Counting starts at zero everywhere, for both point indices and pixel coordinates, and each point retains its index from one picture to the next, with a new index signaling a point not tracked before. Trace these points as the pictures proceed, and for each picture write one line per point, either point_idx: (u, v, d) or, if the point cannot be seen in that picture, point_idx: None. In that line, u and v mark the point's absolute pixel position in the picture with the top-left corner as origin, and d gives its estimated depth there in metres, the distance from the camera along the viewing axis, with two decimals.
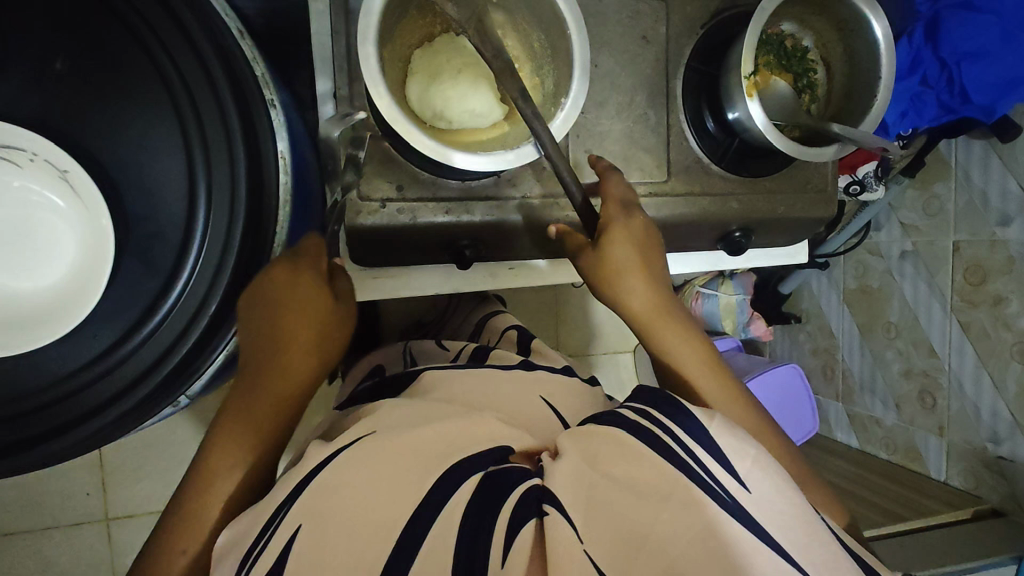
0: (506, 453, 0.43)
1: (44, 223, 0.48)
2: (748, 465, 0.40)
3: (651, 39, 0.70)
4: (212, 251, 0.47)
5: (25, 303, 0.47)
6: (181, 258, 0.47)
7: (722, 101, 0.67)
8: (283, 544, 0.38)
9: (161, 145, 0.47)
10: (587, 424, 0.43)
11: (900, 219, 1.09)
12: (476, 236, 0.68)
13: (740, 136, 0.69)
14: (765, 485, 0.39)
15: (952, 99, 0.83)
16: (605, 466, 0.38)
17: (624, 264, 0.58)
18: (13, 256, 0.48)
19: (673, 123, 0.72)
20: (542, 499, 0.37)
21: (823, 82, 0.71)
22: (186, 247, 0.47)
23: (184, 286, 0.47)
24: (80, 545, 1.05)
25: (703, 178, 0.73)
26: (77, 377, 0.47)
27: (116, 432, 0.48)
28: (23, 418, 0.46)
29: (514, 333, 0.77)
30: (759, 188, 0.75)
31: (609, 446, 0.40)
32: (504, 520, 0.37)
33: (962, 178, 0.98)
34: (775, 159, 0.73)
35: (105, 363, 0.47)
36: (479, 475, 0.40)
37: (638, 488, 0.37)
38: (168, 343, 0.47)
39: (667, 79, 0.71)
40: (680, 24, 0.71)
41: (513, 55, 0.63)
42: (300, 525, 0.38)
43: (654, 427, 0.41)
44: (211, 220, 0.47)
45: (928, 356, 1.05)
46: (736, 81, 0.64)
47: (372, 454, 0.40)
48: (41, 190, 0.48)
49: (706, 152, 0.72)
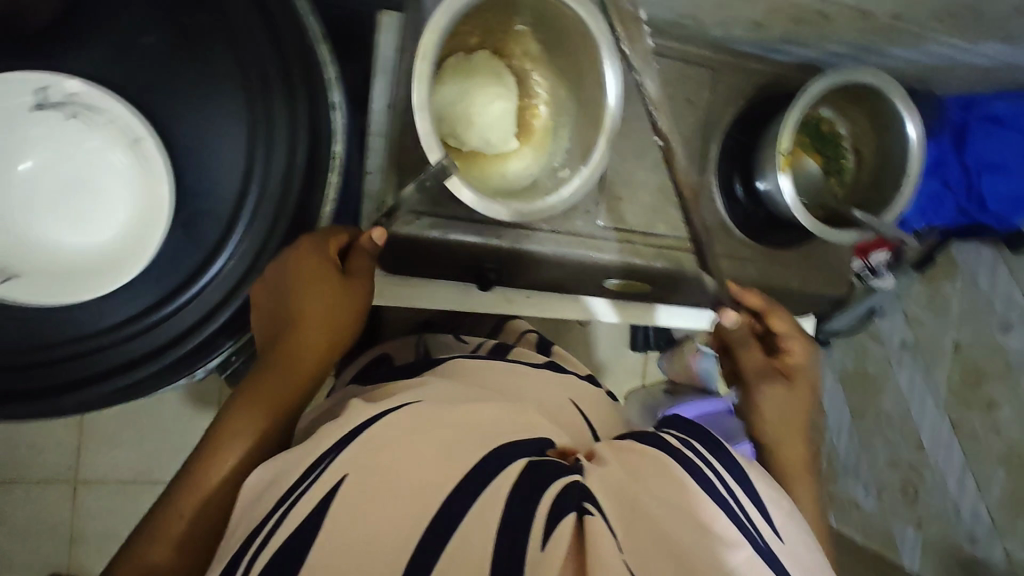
0: (546, 445, 0.46)
1: (103, 182, 0.51)
2: (782, 516, 0.45)
3: (695, 102, 0.74)
4: (259, 233, 0.50)
5: (77, 257, 0.50)
6: (229, 234, 0.50)
7: (754, 171, 0.71)
8: (306, 514, 0.39)
9: (224, 126, 0.50)
10: (624, 442, 0.47)
11: (903, 309, 1.10)
12: (502, 260, 0.70)
13: (767, 208, 0.72)
14: (794, 538, 0.44)
15: (970, 204, 0.86)
16: (645, 481, 0.42)
17: (783, 404, 0.64)
18: (71, 211, 0.51)
19: (704, 185, 0.75)
20: (582, 497, 0.39)
21: (852, 168, 0.75)
22: (235, 224, 0.50)
23: (228, 259, 0.50)
24: (46, 501, 1.03)
25: (726, 241, 0.75)
26: (116, 333, 0.50)
27: (132, 394, 0.50)
28: (57, 364, 0.49)
29: (534, 337, 0.84)
30: (778, 260, 0.77)
31: (650, 467, 0.43)
32: (543, 513, 0.38)
33: (969, 281, 1.02)
34: (796, 233, 0.76)
35: (146, 321, 0.50)
36: (522, 462, 0.42)
37: (682, 511, 0.40)
38: (208, 310, 0.51)
39: (703, 143, 0.75)
40: (724, 94, 0.74)
41: (536, 89, 0.67)
42: (346, 474, 0.40)
43: (694, 456, 0.45)
44: (262, 204, 0.50)
45: (915, 447, 1.06)
46: (770, 156, 0.68)
47: (385, 448, 0.41)
48: (109, 151, 0.50)
49: (733, 217, 0.75)
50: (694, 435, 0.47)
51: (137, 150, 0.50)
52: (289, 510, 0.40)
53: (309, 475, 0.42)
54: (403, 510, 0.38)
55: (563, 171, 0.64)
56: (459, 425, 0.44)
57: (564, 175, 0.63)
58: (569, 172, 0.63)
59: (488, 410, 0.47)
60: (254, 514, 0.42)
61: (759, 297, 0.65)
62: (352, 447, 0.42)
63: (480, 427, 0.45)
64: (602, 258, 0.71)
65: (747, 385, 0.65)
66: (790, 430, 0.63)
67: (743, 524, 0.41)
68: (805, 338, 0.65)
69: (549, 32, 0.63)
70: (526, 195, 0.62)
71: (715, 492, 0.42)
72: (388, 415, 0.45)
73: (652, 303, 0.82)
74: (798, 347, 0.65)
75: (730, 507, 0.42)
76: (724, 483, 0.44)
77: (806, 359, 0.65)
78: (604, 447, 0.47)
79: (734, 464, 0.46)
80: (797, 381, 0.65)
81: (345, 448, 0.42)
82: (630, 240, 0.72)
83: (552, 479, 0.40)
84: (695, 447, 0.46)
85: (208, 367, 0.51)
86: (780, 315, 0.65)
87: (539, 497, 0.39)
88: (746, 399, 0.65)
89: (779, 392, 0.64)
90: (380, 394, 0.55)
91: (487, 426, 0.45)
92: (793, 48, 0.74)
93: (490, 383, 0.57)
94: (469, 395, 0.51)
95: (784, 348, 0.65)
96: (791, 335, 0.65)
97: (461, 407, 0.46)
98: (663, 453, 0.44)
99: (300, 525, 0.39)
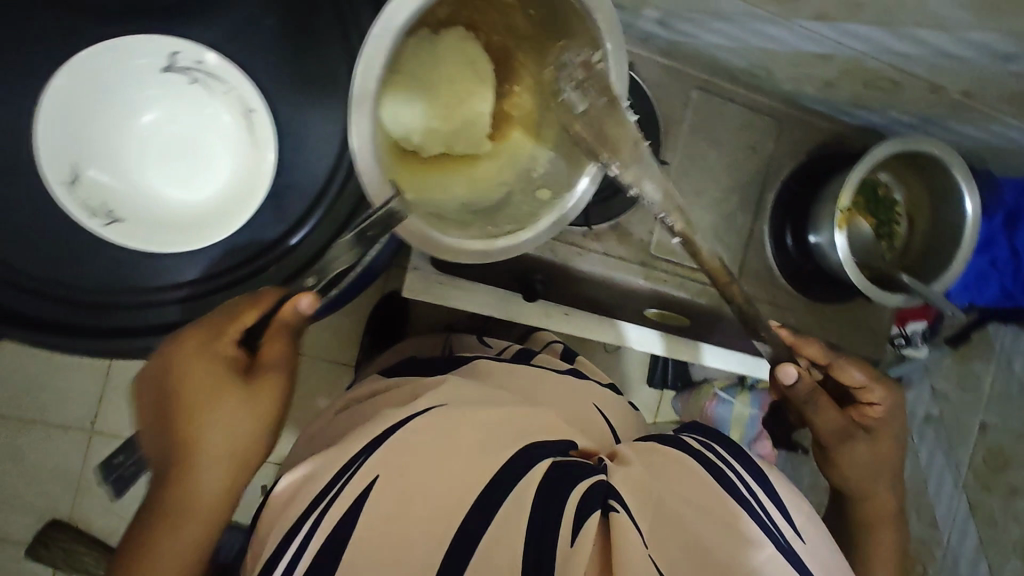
0: (569, 448, 0.54)
1: (213, 145, 0.59)
2: (801, 516, 0.51)
3: (758, 150, 0.75)
4: (339, 215, 0.57)
5: (191, 207, 0.59)
6: (313, 210, 0.58)
7: (807, 223, 0.73)
8: (353, 495, 0.46)
9: (326, 117, 0.58)
10: (649, 445, 0.54)
11: (931, 383, 1.08)
12: (551, 273, 0.73)
13: (816, 260, 0.74)
14: (813, 536, 0.49)
15: (1015, 286, 0.88)
16: (665, 481, 0.49)
17: (867, 454, 0.62)
18: (184, 168, 0.59)
19: (757, 231, 0.76)
20: (605, 496, 0.46)
21: (903, 235, 0.76)
22: (320, 202, 0.58)
23: (309, 233, 0.57)
24: (63, 445, 1.06)
25: (770, 288, 0.77)
26: (202, 285, 0.57)
27: None
28: (143, 306, 0.55)
29: (558, 346, 0.86)
30: (815, 314, 0.78)
31: (672, 468, 0.50)
32: (569, 512, 0.45)
33: (1003, 363, 1.02)
34: (838, 290, 0.77)
35: (230, 278, 0.57)
36: (547, 461, 0.49)
37: (700, 508, 0.46)
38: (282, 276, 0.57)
39: (762, 190, 0.76)
40: (786, 147, 0.77)
41: (522, 73, 0.55)
42: (377, 475, 0.47)
43: (715, 458, 0.52)
44: (347, 188, 0.57)
45: (927, 524, 1.06)
46: (827, 210, 0.69)
47: (425, 441, 0.50)
48: (223, 117, 0.58)
49: (779, 266, 0.76)
50: (715, 441, 0.55)
51: (248, 119, 0.58)
52: (317, 520, 0.47)
53: (342, 480, 0.49)
54: (445, 495, 0.45)
55: (542, 192, 0.53)
56: (479, 433, 0.51)
57: (546, 199, 0.53)
58: (549, 194, 0.53)
59: (510, 414, 0.55)
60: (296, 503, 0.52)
61: (819, 349, 0.62)
62: (379, 452, 0.49)
63: (502, 436, 0.52)
64: (648, 286, 0.73)
65: (826, 439, 0.63)
66: (871, 477, 0.63)
67: (766, 520, 0.48)
68: (886, 386, 0.63)
69: (552, 15, 0.49)
70: (492, 214, 0.52)
71: (737, 489, 0.49)
72: (415, 420, 0.52)
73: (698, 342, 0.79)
74: (879, 396, 0.63)
75: (753, 504, 0.48)
76: (745, 482, 0.50)
77: (890, 408, 0.63)
78: (628, 449, 0.54)
79: (757, 469, 0.53)
80: (882, 433, 0.63)
81: (372, 453, 0.49)
82: (653, 268, 0.73)
83: (579, 478, 0.48)
84: (715, 450, 0.53)
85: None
86: (845, 368, 0.63)
87: (563, 498, 0.45)
88: (822, 449, 0.64)
89: (861, 447, 0.62)
90: (405, 396, 0.63)
91: (503, 435, 0.52)
92: (858, 111, 0.76)
93: (512, 383, 0.65)
94: (487, 397, 0.58)
95: (862, 399, 0.63)
96: (860, 387, 0.63)
97: (484, 412, 0.54)
98: (685, 455, 0.52)
99: (341, 510, 0.46)
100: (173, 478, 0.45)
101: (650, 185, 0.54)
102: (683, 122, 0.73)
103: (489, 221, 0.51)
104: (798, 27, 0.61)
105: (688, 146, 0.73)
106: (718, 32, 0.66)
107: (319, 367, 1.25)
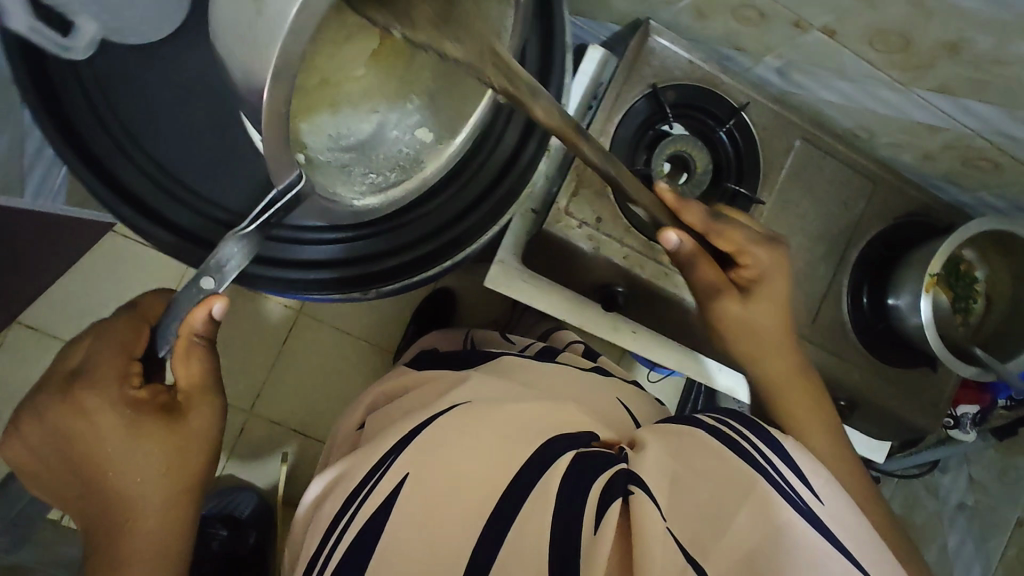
0: (593, 439, 0.55)
1: None
2: (821, 482, 0.50)
3: (849, 208, 0.77)
4: (471, 195, 0.62)
5: None
6: (447, 186, 0.62)
7: (888, 285, 0.75)
8: (395, 483, 0.52)
9: None
10: (667, 430, 0.54)
11: (969, 472, 1.10)
12: (633, 288, 0.75)
13: (891, 322, 0.76)
14: (834, 499, 0.49)
15: None
16: (684, 461, 0.49)
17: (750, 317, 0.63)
18: None
19: (836, 285, 0.78)
20: (628, 481, 0.46)
21: (978, 312, 0.77)
22: (457, 176, 0.62)
23: (440, 205, 0.62)
24: None
25: (840, 341, 0.78)
26: (346, 230, 0.60)
27: (327, 286, 0.60)
28: (290, 241, 0.60)
29: (580, 347, 0.88)
30: (879, 375, 0.78)
31: (688, 444, 0.51)
32: (593, 503, 0.45)
33: None
34: (904, 355, 0.79)
35: (374, 228, 0.61)
36: (572, 452, 0.51)
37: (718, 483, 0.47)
38: (422, 233, 0.61)
39: (847, 246, 0.77)
40: (878, 210, 0.78)
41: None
42: (407, 474, 0.52)
43: (728, 432, 0.52)
44: (482, 172, 0.62)
45: None
46: (916, 275, 0.72)
47: (457, 438, 0.54)
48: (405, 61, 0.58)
49: (853, 322, 0.78)
50: (734, 420, 0.55)
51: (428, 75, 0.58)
52: (357, 511, 0.53)
53: (376, 475, 0.54)
54: (483, 484, 0.50)
55: (423, 132, 0.53)
56: (500, 430, 0.55)
57: (428, 145, 0.53)
58: (430, 135, 0.53)
59: (531, 411, 0.58)
60: (325, 512, 0.57)
61: (701, 213, 0.60)
62: (406, 453, 0.54)
63: (520, 433, 0.55)
64: None
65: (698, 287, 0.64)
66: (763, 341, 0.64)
67: (785, 485, 0.48)
68: (762, 248, 0.63)
69: None
70: (368, 152, 0.51)
71: (755, 459, 0.49)
72: (439, 419, 0.57)
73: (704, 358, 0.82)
74: (754, 259, 0.63)
75: (770, 470, 0.48)
76: (762, 452, 0.50)
77: (769, 266, 0.63)
78: (647, 434, 0.54)
79: (775, 439, 0.52)
80: (758, 294, 0.63)
81: (401, 453, 0.54)
82: None
83: (602, 468, 0.49)
84: (731, 425, 0.54)
85: (386, 290, 0.61)
86: (731, 233, 0.62)
87: (587, 491, 0.46)
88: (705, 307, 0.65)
89: (733, 308, 0.63)
90: (430, 395, 0.67)
91: (526, 432, 0.55)
92: (948, 186, 0.79)
93: (536, 379, 0.67)
94: (512, 392, 0.62)
95: (739, 261, 0.63)
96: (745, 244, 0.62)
97: (502, 412, 0.57)
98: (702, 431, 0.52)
99: (382, 500, 0.52)
100: (118, 508, 0.50)
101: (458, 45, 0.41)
102: (783, 169, 0.75)
103: (360, 157, 0.51)
104: (915, 97, 0.65)
105: (783, 191, 0.75)
106: (833, 89, 0.70)
107: (358, 347, 1.25)
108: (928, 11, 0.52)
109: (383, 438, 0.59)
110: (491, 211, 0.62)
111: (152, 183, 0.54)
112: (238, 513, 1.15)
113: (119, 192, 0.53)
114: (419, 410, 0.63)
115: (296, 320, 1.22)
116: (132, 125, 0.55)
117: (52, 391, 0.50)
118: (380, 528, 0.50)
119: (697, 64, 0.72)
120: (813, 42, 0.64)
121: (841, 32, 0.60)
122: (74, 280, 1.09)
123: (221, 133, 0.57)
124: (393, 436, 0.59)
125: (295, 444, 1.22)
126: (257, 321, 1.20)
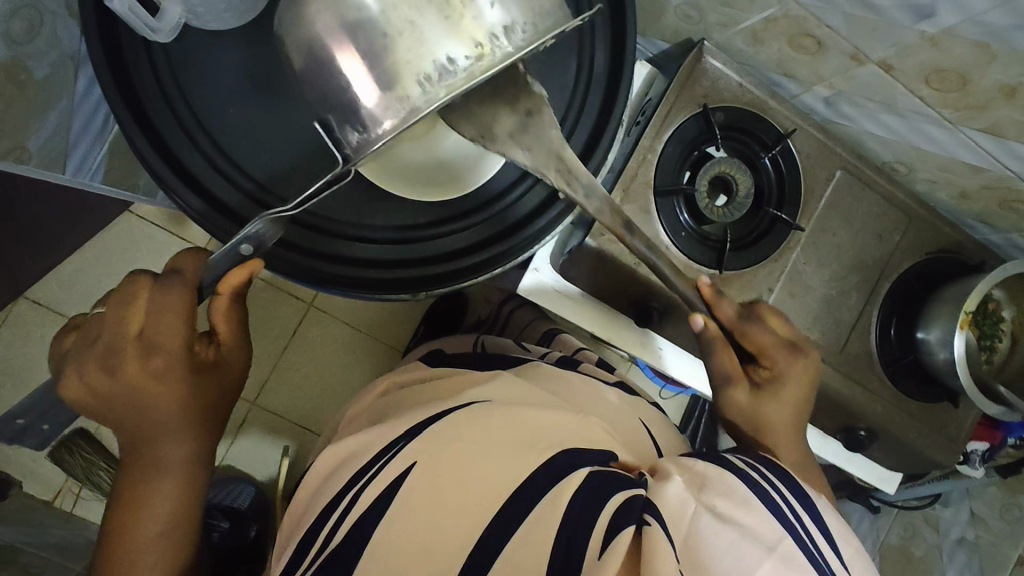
0: (609, 458, 0.52)
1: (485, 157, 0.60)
2: (852, 552, 0.48)
3: (884, 239, 0.78)
4: (529, 200, 0.61)
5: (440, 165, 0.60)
6: (506, 191, 0.61)
7: (919, 319, 0.76)
8: (398, 475, 0.51)
9: None
10: (689, 463, 0.51)
11: (970, 506, 1.11)
12: (669, 306, 0.74)
13: (918, 355, 0.76)
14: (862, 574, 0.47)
15: None
16: (709, 497, 0.47)
17: (774, 420, 0.63)
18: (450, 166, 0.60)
19: (866, 314, 0.78)
20: (644, 511, 0.43)
21: (1002, 351, 0.78)
22: (517, 181, 0.61)
23: (501, 208, 0.61)
24: None
25: (866, 371, 0.78)
26: (400, 233, 0.60)
27: (374, 289, 0.58)
28: (340, 240, 0.58)
29: (591, 356, 0.85)
30: (902, 408, 0.78)
31: (715, 480, 0.49)
32: (606, 522, 0.43)
33: None
34: (927, 389, 0.79)
35: (424, 233, 0.60)
36: (585, 469, 0.49)
37: (747, 531, 0.44)
38: (476, 240, 0.60)
39: (879, 277, 0.78)
40: (911, 244, 0.79)
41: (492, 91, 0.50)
42: (414, 465, 0.51)
43: (757, 477, 0.50)
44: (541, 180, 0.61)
45: None
46: (950, 310, 0.72)
47: (469, 439, 0.53)
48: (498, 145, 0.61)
49: (881, 353, 0.78)
50: (762, 464, 0.54)
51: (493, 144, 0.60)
52: (359, 492, 0.52)
53: (380, 462, 0.54)
54: (492, 490, 0.49)
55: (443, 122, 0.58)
56: (512, 433, 0.53)
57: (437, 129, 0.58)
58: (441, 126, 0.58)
59: (551, 419, 0.56)
60: (315, 504, 0.57)
61: (733, 309, 0.60)
62: (415, 442, 0.53)
63: (529, 441, 0.53)
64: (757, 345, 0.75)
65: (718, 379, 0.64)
66: (780, 431, 0.64)
67: (813, 549, 0.46)
68: (786, 355, 0.62)
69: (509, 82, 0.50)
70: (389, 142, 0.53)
71: (784, 513, 0.47)
72: (450, 416, 0.56)
73: (663, 349, 0.79)
74: (777, 362, 0.62)
75: (797, 528, 0.47)
76: (792, 509, 0.49)
77: (788, 371, 0.62)
78: (668, 465, 0.52)
79: (798, 492, 0.51)
80: (775, 391, 0.63)
81: (410, 442, 0.54)
82: None
83: (619, 488, 0.46)
84: (760, 472, 0.52)
85: (434, 294, 0.59)
86: (762, 331, 0.62)
87: (599, 512, 0.44)
88: (725, 407, 0.65)
89: (742, 398, 0.63)
90: (446, 388, 0.65)
91: (533, 443, 0.53)
92: (980, 226, 0.80)
93: (562, 389, 0.64)
94: (531, 397, 0.60)
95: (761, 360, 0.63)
96: (773, 346, 0.62)
97: (520, 415, 0.55)
98: (731, 473, 0.50)
99: (384, 489, 0.51)
100: (148, 451, 0.52)
101: (525, 152, 0.51)
102: (823, 197, 0.76)
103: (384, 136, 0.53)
104: (963, 136, 0.65)
105: (822, 219, 0.76)
106: (880, 123, 0.71)
107: (369, 345, 1.23)
108: (993, 53, 0.53)
109: (389, 429, 0.58)
110: (546, 204, 0.61)
111: (211, 165, 0.54)
112: (237, 505, 1.13)
113: (182, 175, 0.53)
114: (436, 400, 0.61)
115: (307, 313, 1.20)
116: (200, 109, 0.55)
117: (96, 338, 0.48)
118: (370, 534, 0.49)
119: (747, 88, 0.74)
120: (868, 75, 0.64)
121: (898, 68, 0.61)
122: (84, 257, 1.05)
123: (286, 126, 0.56)
124: (404, 425, 0.57)
125: (292, 435, 1.19)
126: (273, 311, 1.19)
